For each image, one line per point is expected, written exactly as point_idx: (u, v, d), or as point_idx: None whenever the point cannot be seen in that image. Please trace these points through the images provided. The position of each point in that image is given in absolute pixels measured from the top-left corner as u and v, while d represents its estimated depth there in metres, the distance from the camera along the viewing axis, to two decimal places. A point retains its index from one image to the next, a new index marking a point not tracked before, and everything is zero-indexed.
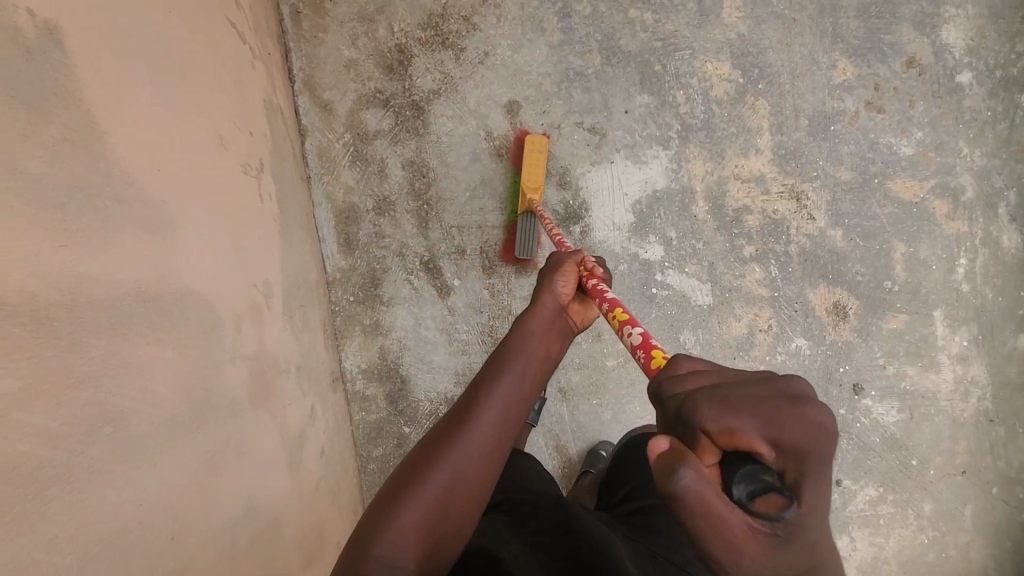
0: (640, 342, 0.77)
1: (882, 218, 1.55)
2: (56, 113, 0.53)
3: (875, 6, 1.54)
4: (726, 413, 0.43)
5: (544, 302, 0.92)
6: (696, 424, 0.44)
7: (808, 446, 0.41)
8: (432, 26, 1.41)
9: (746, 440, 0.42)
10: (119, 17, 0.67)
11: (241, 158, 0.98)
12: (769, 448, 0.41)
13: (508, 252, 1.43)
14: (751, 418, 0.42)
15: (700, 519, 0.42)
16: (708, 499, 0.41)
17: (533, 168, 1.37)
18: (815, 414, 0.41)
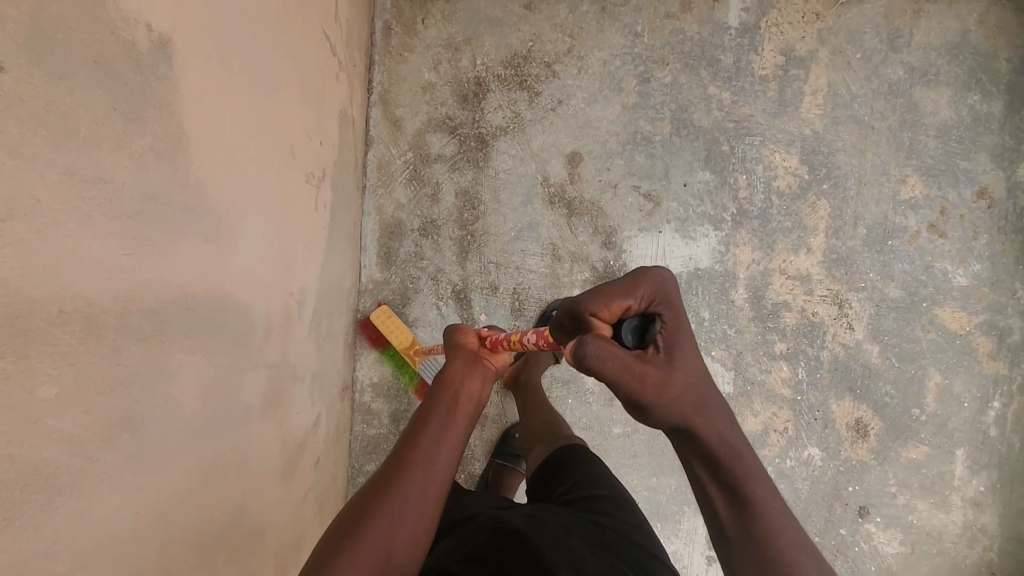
0: (539, 335, 0.90)
1: (922, 343, 1.52)
2: (150, 123, 0.55)
3: (956, 131, 1.53)
4: (600, 299, 0.65)
5: (453, 359, 0.94)
6: (586, 317, 0.66)
7: (654, 289, 0.65)
8: (514, 66, 1.44)
9: (621, 305, 0.65)
10: (226, 32, 0.70)
11: (306, 167, 1.00)
12: (636, 301, 0.65)
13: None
14: (613, 291, 0.65)
15: (619, 372, 0.62)
16: (614, 352, 0.62)
17: (396, 333, 1.35)
18: (642, 270, 0.67)
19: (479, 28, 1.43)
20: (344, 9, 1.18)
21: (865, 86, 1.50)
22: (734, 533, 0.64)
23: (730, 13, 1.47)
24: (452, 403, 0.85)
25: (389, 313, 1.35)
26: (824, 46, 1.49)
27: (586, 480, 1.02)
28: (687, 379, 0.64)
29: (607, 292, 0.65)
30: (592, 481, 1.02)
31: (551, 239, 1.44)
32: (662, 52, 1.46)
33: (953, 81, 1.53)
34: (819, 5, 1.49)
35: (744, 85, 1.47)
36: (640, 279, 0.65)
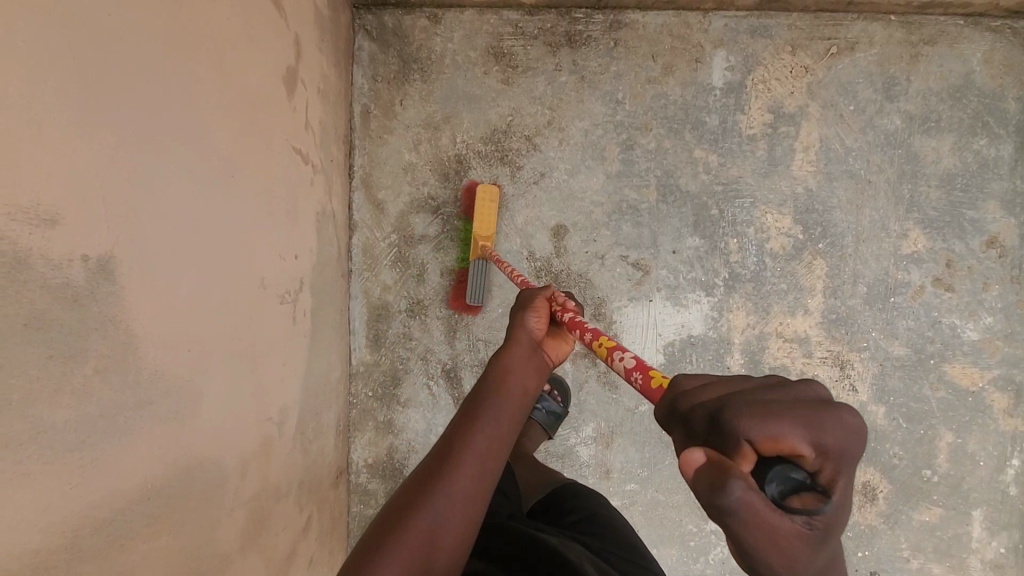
0: (634, 366, 0.69)
1: (932, 402, 1.46)
2: (94, 346, 0.57)
3: (961, 179, 1.46)
4: (763, 420, 0.40)
5: (516, 340, 0.88)
6: (734, 434, 0.41)
7: (843, 444, 0.39)
8: (494, 141, 1.43)
9: (789, 446, 0.39)
10: (173, 209, 0.71)
11: (280, 289, 1.02)
12: (814, 451, 0.39)
13: (460, 300, 1.43)
14: (787, 417, 0.39)
15: (755, 543, 0.39)
16: (760, 511, 0.38)
17: (483, 216, 1.36)
18: (845, 409, 0.40)
19: (458, 105, 1.43)
20: (317, 112, 1.19)
21: (860, 139, 1.46)
22: None
23: (714, 73, 1.44)
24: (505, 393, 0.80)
25: (491, 198, 1.36)
26: (814, 100, 1.45)
27: (581, 501, 1.04)
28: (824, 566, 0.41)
29: (776, 410, 0.40)
30: (584, 500, 1.05)
31: None
32: (644, 118, 1.44)
33: (957, 126, 1.46)
34: (808, 58, 1.45)
35: (731, 146, 1.45)
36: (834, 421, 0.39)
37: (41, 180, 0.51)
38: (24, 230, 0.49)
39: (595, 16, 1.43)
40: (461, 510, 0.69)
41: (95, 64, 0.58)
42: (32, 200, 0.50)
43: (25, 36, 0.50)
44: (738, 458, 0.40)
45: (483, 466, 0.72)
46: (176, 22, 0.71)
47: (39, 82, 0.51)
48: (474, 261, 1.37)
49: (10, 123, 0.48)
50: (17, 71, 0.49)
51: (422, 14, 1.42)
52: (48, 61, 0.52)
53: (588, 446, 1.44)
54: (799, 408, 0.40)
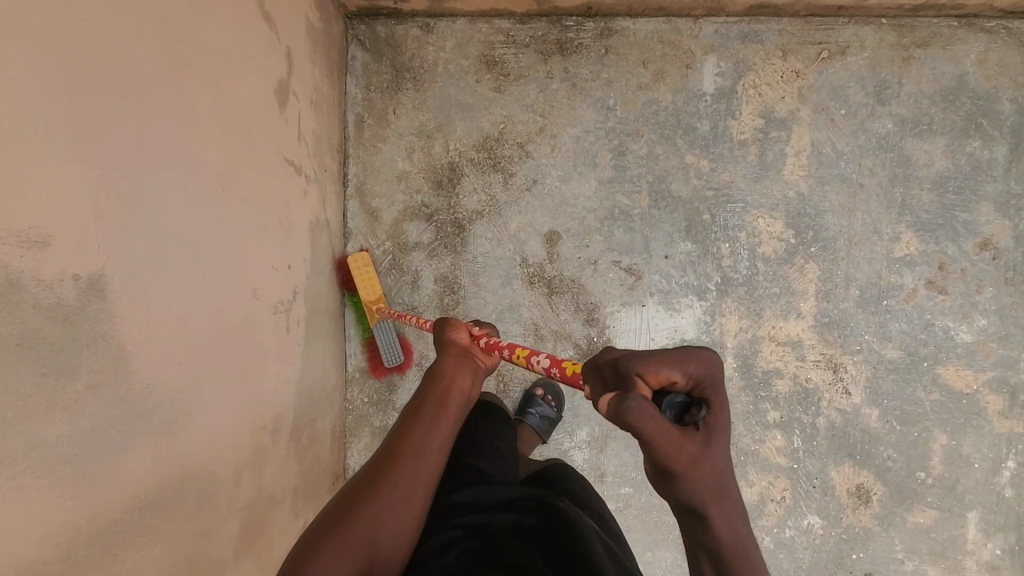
0: (550, 363, 0.77)
1: (925, 404, 1.46)
2: (85, 364, 0.59)
3: (954, 181, 1.46)
4: (649, 361, 0.55)
5: (447, 348, 0.90)
6: (630, 372, 0.56)
7: (705, 368, 0.56)
8: (486, 148, 1.45)
9: (667, 376, 0.55)
10: (167, 226, 0.72)
11: (273, 299, 1.03)
12: (685, 377, 0.55)
13: (376, 367, 1.43)
14: (664, 356, 0.55)
15: (658, 444, 0.51)
16: (654, 413, 0.51)
17: (365, 282, 1.37)
18: (709, 350, 0.57)
19: (451, 114, 1.44)
20: (310, 123, 1.20)
21: (851, 142, 1.46)
22: None
23: (705, 79, 1.46)
24: (442, 397, 0.80)
25: (365, 264, 1.36)
26: (806, 104, 1.46)
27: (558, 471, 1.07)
28: (717, 468, 0.54)
29: (658, 354, 0.56)
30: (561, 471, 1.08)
31: (533, 319, 1.45)
32: (635, 124, 1.45)
33: (950, 128, 1.46)
34: (799, 63, 1.46)
35: (722, 151, 1.46)
36: (704, 354, 0.56)
37: (33, 203, 0.53)
38: (15, 252, 0.51)
39: (586, 24, 1.45)
40: (402, 511, 0.69)
41: (86, 87, 0.60)
42: (23, 223, 0.52)
43: (18, 63, 0.52)
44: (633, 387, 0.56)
45: (422, 470, 0.73)
46: (169, 43, 0.73)
47: (29, 108, 0.53)
48: (374, 326, 1.37)
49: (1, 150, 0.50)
50: (10, 99, 0.51)
51: (414, 24, 1.43)
52: (40, 87, 0.54)
53: (582, 450, 1.44)
54: (675, 351, 0.56)
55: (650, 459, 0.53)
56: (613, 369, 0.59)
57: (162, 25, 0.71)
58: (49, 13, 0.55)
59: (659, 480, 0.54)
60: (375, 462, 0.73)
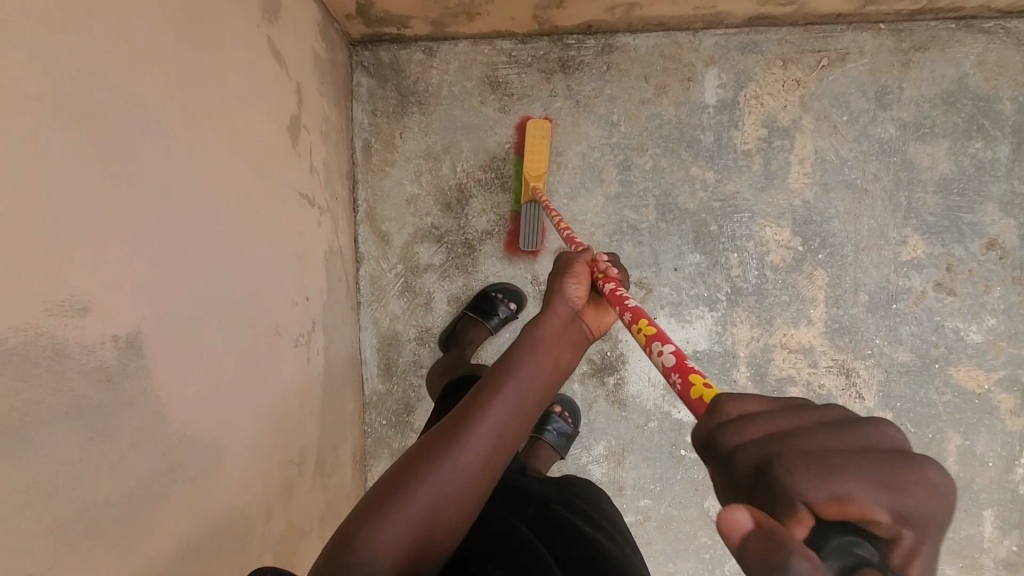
0: (674, 361, 0.68)
1: (938, 405, 1.48)
2: (127, 422, 0.60)
3: (958, 183, 1.47)
4: (828, 480, 0.38)
5: (555, 309, 0.91)
6: (791, 491, 0.38)
7: (922, 514, 0.38)
8: (494, 168, 1.46)
9: (855, 510, 0.37)
10: (194, 275, 0.73)
11: (294, 332, 1.05)
12: (884, 516, 0.38)
13: (512, 244, 1.46)
14: (857, 478, 0.38)
15: None
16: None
17: (535, 156, 1.38)
18: (929, 465, 0.39)
19: (457, 136, 1.45)
20: (321, 154, 1.21)
21: (854, 148, 1.48)
22: None
23: (707, 90, 1.47)
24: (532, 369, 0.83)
25: (541, 134, 1.38)
26: (808, 112, 1.47)
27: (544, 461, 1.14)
28: None
29: (842, 469, 0.38)
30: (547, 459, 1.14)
31: None
32: (640, 138, 1.46)
33: (951, 131, 1.47)
34: (799, 71, 1.47)
35: (727, 162, 1.47)
36: (916, 483, 0.38)
37: (73, 272, 0.54)
38: (59, 322, 0.52)
39: (587, 41, 1.46)
40: (467, 478, 0.74)
41: (116, 149, 0.61)
42: (65, 292, 0.53)
43: (50, 136, 0.53)
44: (791, 515, 0.38)
45: (499, 437, 0.78)
46: (190, 94, 0.74)
47: (66, 176, 0.54)
48: (524, 201, 1.40)
49: (39, 223, 0.51)
50: (48, 171, 0.52)
51: (417, 48, 1.44)
52: (77, 154, 0.55)
53: (600, 464, 1.46)
54: (869, 466, 0.39)
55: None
56: (756, 466, 0.41)
57: (180, 76, 0.72)
58: (77, 82, 0.56)
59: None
60: (454, 422, 0.78)
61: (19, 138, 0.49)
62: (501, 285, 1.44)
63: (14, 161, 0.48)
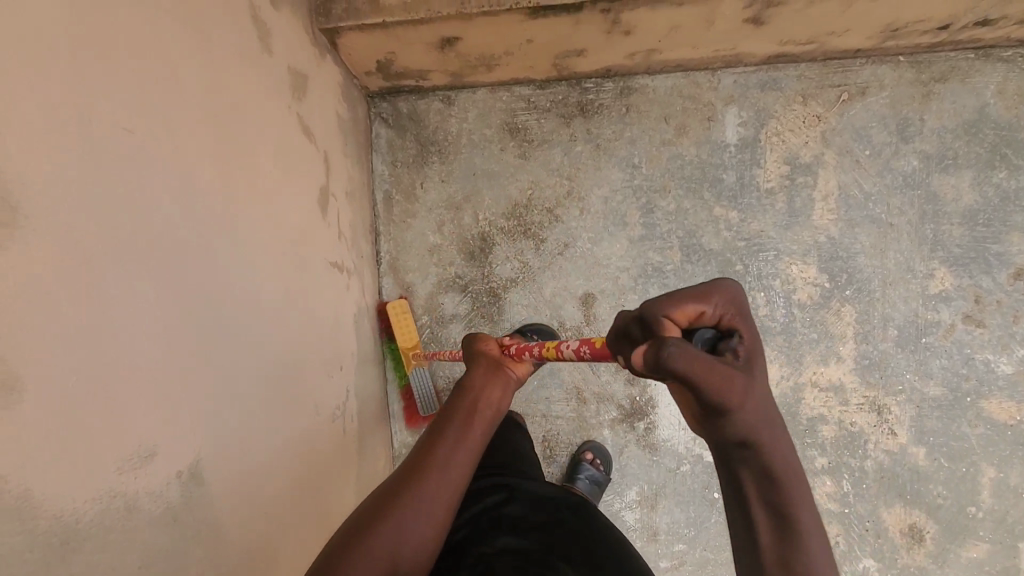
0: (578, 346, 0.82)
1: (971, 438, 1.47)
2: (192, 556, 0.60)
3: (983, 214, 1.46)
4: (668, 302, 0.55)
5: (478, 358, 0.93)
6: (654, 318, 0.56)
7: (730, 300, 0.56)
8: (516, 216, 1.45)
9: (692, 309, 0.55)
10: (242, 383, 0.72)
11: (331, 406, 1.04)
12: (710, 309, 0.56)
13: (411, 418, 1.43)
14: (684, 292, 0.56)
15: (704, 382, 0.51)
16: (697, 354, 0.50)
17: (403, 329, 1.38)
18: (722, 279, 0.58)
19: (478, 184, 1.45)
20: (347, 217, 1.21)
21: (878, 183, 1.47)
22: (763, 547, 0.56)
23: (728, 130, 1.46)
24: (471, 409, 0.81)
25: (403, 310, 1.38)
26: (830, 147, 1.46)
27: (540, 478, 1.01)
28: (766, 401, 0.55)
29: (672, 293, 0.56)
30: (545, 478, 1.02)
31: (574, 383, 1.46)
32: (662, 180, 1.45)
33: (975, 161, 1.46)
34: (819, 107, 1.46)
35: (751, 201, 1.46)
36: (716, 282, 0.57)
37: (142, 422, 0.53)
38: (130, 477, 0.52)
39: (605, 84, 1.44)
40: (421, 522, 0.68)
41: (177, 279, 0.60)
42: (132, 446, 0.52)
43: (122, 289, 0.52)
44: (662, 330, 0.55)
45: (449, 477, 0.73)
46: (236, 199, 0.73)
47: (135, 323, 0.53)
48: (410, 372, 1.38)
49: (113, 382, 0.50)
50: (120, 327, 0.51)
51: (435, 98, 1.44)
52: (144, 297, 0.55)
53: (633, 510, 1.46)
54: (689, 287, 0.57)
55: (703, 402, 0.53)
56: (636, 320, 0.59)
57: (227, 184, 0.71)
58: (144, 223, 0.55)
59: (714, 420, 0.54)
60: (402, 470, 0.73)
61: (83, 303, 0.47)
62: (534, 325, 1.42)
63: (87, 328, 0.48)
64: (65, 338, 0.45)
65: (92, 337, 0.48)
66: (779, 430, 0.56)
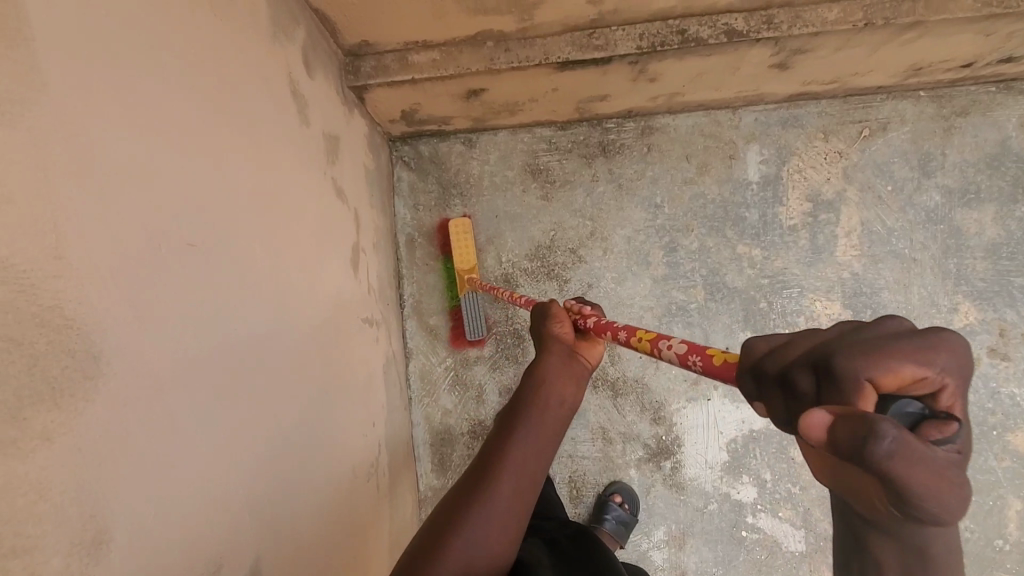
0: (686, 350, 0.65)
1: (998, 472, 1.46)
2: None
3: (1007, 248, 1.45)
4: (869, 358, 0.38)
5: (549, 348, 0.89)
6: (848, 377, 0.38)
7: (958, 366, 0.38)
8: (540, 257, 1.45)
9: (905, 373, 0.38)
10: (291, 470, 0.73)
11: (367, 465, 1.04)
12: (930, 376, 0.38)
13: (456, 338, 1.45)
14: (899, 347, 0.38)
15: (922, 487, 0.34)
16: (920, 451, 0.33)
17: (462, 248, 1.40)
18: (949, 331, 0.39)
19: (501, 226, 1.45)
20: (375, 268, 1.21)
21: (900, 218, 1.46)
22: None
23: (749, 167, 1.46)
24: (542, 407, 0.78)
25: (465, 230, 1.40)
26: (851, 184, 1.46)
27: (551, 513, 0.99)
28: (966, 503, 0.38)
29: (884, 347, 0.38)
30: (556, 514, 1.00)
31: (599, 423, 1.47)
32: (685, 220, 1.45)
33: (997, 195, 1.45)
34: (841, 143, 1.46)
35: (774, 239, 1.46)
36: (943, 334, 0.39)
37: (208, 541, 0.55)
38: None
39: (626, 124, 1.44)
40: (497, 532, 0.67)
41: (237, 386, 0.61)
42: (202, 566, 0.54)
43: (190, 413, 0.53)
44: (856, 398, 0.38)
45: (523, 482, 0.71)
46: (285, 284, 0.74)
47: (200, 444, 0.54)
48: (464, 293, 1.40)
49: (183, 509, 0.51)
50: (187, 452, 0.52)
51: (457, 140, 1.44)
52: (208, 414, 0.56)
53: (661, 550, 1.45)
54: (905, 340, 0.39)
55: (904, 510, 0.36)
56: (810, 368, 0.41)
57: (276, 274, 0.72)
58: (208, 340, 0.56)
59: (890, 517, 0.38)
60: (476, 469, 0.72)
61: (156, 437, 0.48)
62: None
63: (163, 464, 0.49)
64: (145, 480, 0.46)
65: (163, 468, 0.49)
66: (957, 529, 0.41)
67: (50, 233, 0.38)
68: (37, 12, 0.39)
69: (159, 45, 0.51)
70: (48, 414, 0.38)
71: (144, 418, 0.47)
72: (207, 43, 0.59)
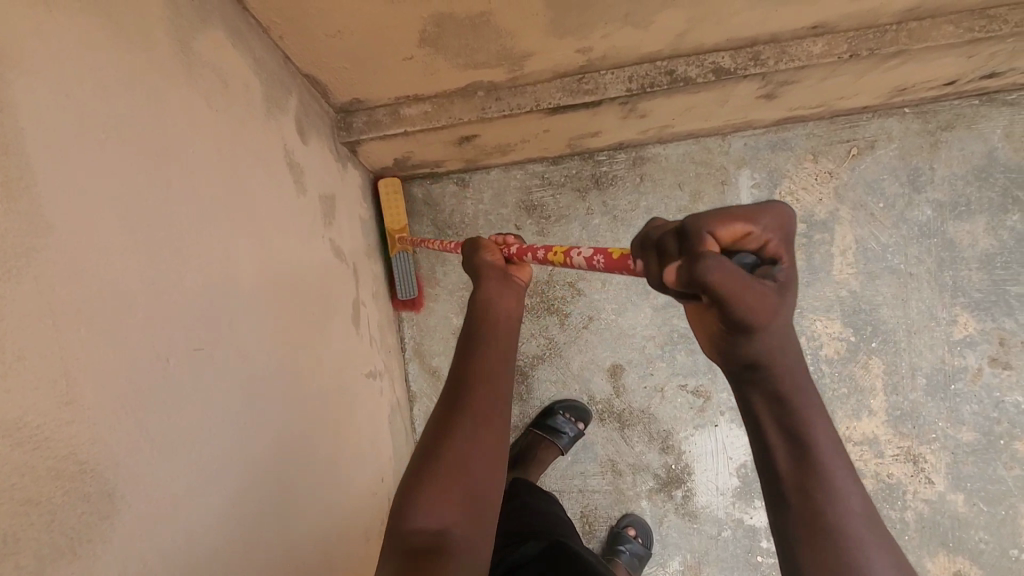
0: (592, 252, 0.67)
1: (1009, 481, 1.45)
2: None
3: (1001, 257, 1.45)
4: (719, 218, 0.46)
5: (484, 269, 0.85)
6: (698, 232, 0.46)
7: (781, 225, 0.48)
8: (539, 292, 1.47)
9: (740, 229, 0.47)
10: (308, 552, 0.72)
11: (379, 525, 1.03)
12: (759, 234, 0.47)
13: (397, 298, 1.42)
14: (736, 211, 0.47)
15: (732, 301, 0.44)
16: (736, 277, 0.43)
17: (393, 210, 1.34)
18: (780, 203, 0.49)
19: None
20: (375, 318, 1.20)
21: (894, 233, 1.48)
22: (792, 489, 0.51)
23: (742, 192, 1.46)
24: (490, 325, 0.78)
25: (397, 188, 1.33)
26: (843, 203, 1.48)
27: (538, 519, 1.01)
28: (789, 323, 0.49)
29: (733, 212, 0.47)
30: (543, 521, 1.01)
31: (608, 455, 1.46)
32: None
33: (988, 206, 1.45)
34: (830, 163, 1.48)
35: None
36: (774, 204, 0.48)
37: None
38: None
39: (617, 156, 1.45)
40: (486, 440, 0.68)
41: (250, 478, 0.61)
42: None
43: (202, 520, 0.53)
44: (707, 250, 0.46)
45: (493, 394, 0.71)
46: (291, 363, 0.74)
47: (213, 549, 0.54)
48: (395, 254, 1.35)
49: None
50: (200, 562, 0.52)
51: (449, 181, 1.45)
52: (221, 517, 0.56)
53: None
54: (746, 207, 0.47)
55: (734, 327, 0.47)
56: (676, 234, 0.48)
57: (283, 354, 0.71)
58: (217, 441, 0.56)
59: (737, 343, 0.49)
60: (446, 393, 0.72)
61: (176, 563, 0.49)
62: (564, 402, 1.45)
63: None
64: None
65: None
66: (798, 366, 0.52)
67: (60, 381, 0.40)
68: (40, 170, 0.41)
69: (161, 170, 0.53)
70: (69, 567, 0.39)
71: (154, 539, 0.47)
72: (202, 141, 0.60)
